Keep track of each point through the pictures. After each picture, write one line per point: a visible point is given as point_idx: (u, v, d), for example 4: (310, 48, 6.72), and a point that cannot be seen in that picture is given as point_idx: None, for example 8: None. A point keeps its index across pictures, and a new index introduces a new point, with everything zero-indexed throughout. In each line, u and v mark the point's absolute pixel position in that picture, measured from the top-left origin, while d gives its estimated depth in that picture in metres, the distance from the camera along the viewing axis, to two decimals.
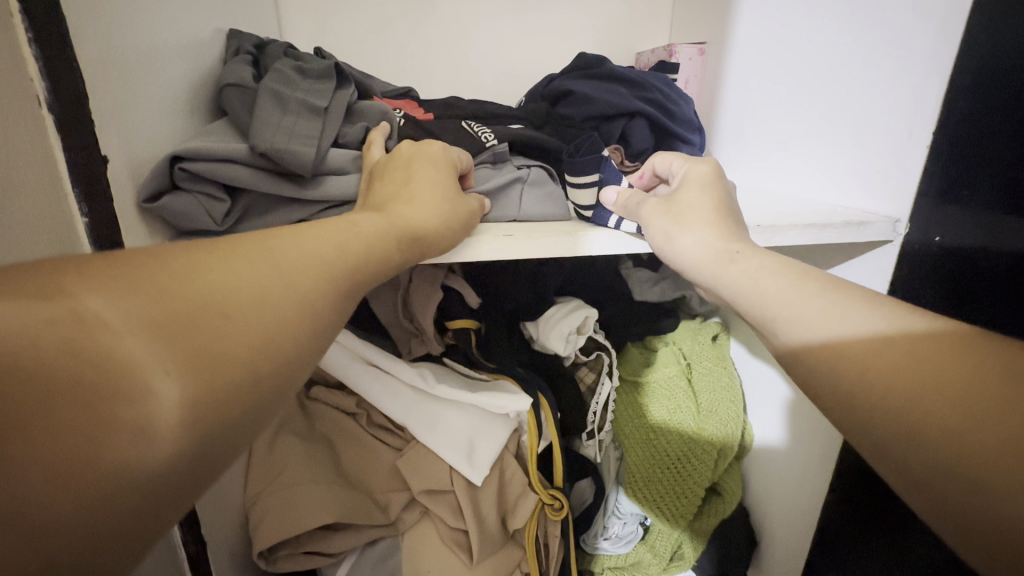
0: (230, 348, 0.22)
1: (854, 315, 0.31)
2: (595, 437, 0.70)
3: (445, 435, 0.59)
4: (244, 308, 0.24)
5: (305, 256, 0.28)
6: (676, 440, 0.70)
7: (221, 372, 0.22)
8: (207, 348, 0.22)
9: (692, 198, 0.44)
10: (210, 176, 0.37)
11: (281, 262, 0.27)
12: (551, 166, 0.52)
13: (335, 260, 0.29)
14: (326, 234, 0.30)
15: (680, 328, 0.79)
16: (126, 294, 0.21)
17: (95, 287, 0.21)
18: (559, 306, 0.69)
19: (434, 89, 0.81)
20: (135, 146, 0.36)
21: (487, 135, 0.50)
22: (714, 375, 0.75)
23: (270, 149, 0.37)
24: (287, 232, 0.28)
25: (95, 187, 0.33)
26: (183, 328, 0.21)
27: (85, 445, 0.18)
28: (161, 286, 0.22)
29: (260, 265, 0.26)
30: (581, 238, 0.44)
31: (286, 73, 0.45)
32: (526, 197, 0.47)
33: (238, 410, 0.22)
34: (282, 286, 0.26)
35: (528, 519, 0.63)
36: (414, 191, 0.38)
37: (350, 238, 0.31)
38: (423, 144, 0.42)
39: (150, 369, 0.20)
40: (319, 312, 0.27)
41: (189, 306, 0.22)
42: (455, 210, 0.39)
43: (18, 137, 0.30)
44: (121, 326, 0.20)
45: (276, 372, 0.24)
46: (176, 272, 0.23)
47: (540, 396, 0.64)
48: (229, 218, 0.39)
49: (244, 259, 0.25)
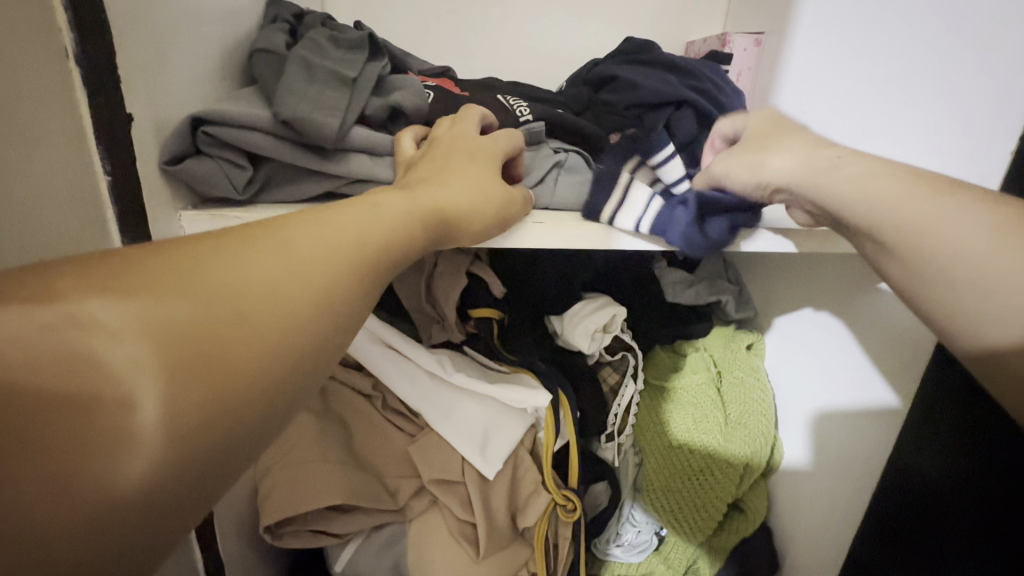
0: (234, 346, 0.22)
1: (984, 224, 0.34)
2: (614, 440, 0.68)
3: (460, 425, 0.58)
4: (247, 291, 0.23)
5: (323, 232, 0.26)
6: (699, 451, 0.67)
7: (238, 384, 0.21)
8: (204, 347, 0.21)
9: (760, 125, 0.46)
10: (229, 141, 0.36)
11: (311, 243, 0.25)
12: (587, 154, 0.50)
13: (363, 236, 0.27)
14: (366, 222, 0.28)
15: (712, 334, 0.75)
16: (116, 291, 0.20)
17: (85, 288, 0.20)
18: (586, 302, 0.67)
19: (471, 70, 0.79)
20: (159, 107, 0.35)
21: (523, 114, 0.47)
22: (748, 389, 0.71)
23: (293, 116, 0.36)
24: (325, 220, 0.27)
25: (122, 147, 0.32)
26: (174, 329, 0.20)
27: (71, 466, 0.18)
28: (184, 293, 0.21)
29: (288, 251, 0.25)
30: (616, 231, 0.41)
31: (318, 42, 0.43)
32: (560, 188, 0.44)
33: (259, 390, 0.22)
34: (311, 272, 0.25)
35: (539, 519, 0.61)
36: (451, 168, 0.35)
37: (392, 224, 0.29)
38: (466, 129, 0.39)
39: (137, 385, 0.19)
40: (340, 296, 0.25)
41: (189, 302, 0.21)
42: (494, 187, 0.36)
43: (40, 86, 0.29)
44: (134, 327, 0.20)
45: (291, 355, 0.23)
46: (173, 262, 0.22)
47: (559, 392, 0.62)
48: (250, 187, 0.38)
49: (282, 250, 0.25)
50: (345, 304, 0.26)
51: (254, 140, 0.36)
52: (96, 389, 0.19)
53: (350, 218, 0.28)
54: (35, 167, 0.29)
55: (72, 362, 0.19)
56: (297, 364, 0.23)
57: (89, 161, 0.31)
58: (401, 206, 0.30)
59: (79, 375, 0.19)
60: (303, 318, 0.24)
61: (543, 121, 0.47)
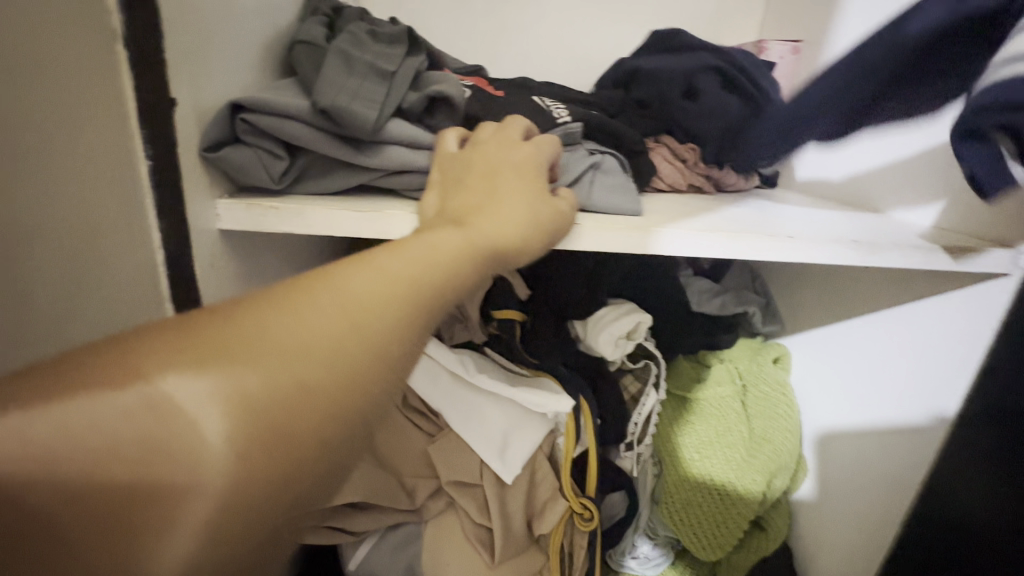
0: (296, 407, 0.23)
1: None
2: (634, 449, 0.66)
3: (479, 427, 0.57)
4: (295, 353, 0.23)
5: (367, 278, 0.26)
6: (721, 465, 0.65)
7: (297, 445, 0.23)
8: (257, 411, 0.22)
9: None
10: (267, 129, 0.35)
11: (367, 290, 0.26)
12: (623, 157, 0.49)
13: (416, 273, 0.27)
14: (421, 262, 0.28)
15: (738, 346, 0.73)
16: (190, 357, 0.22)
17: (160, 362, 0.21)
18: (611, 307, 0.65)
19: (502, 69, 0.78)
20: (200, 93, 0.34)
21: (561, 114, 0.46)
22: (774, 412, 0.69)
23: (332, 106, 0.35)
24: (382, 262, 0.27)
25: (163, 132, 0.32)
26: (229, 400, 0.22)
27: (132, 537, 0.20)
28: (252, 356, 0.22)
29: (348, 304, 0.25)
30: (655, 235, 0.40)
31: (357, 35, 0.43)
32: (597, 188, 0.43)
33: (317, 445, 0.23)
34: (366, 323, 0.25)
35: (556, 526, 0.60)
36: (494, 172, 0.35)
37: (445, 268, 0.28)
38: (506, 132, 0.38)
39: (207, 454, 0.21)
40: (392, 334, 0.25)
41: (246, 366, 0.22)
42: (537, 193, 0.35)
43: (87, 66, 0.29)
44: (206, 394, 0.21)
45: (341, 409, 0.24)
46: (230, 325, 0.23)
47: (581, 399, 0.61)
48: (286, 177, 0.37)
49: (340, 300, 0.25)
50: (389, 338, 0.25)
51: (292, 129, 0.36)
52: (168, 458, 0.21)
53: (406, 258, 0.27)
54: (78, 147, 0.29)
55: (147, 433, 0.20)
56: (346, 416, 0.24)
57: (131, 144, 0.31)
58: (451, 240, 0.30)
59: (152, 449, 0.21)
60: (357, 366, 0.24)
61: (580, 123, 0.46)
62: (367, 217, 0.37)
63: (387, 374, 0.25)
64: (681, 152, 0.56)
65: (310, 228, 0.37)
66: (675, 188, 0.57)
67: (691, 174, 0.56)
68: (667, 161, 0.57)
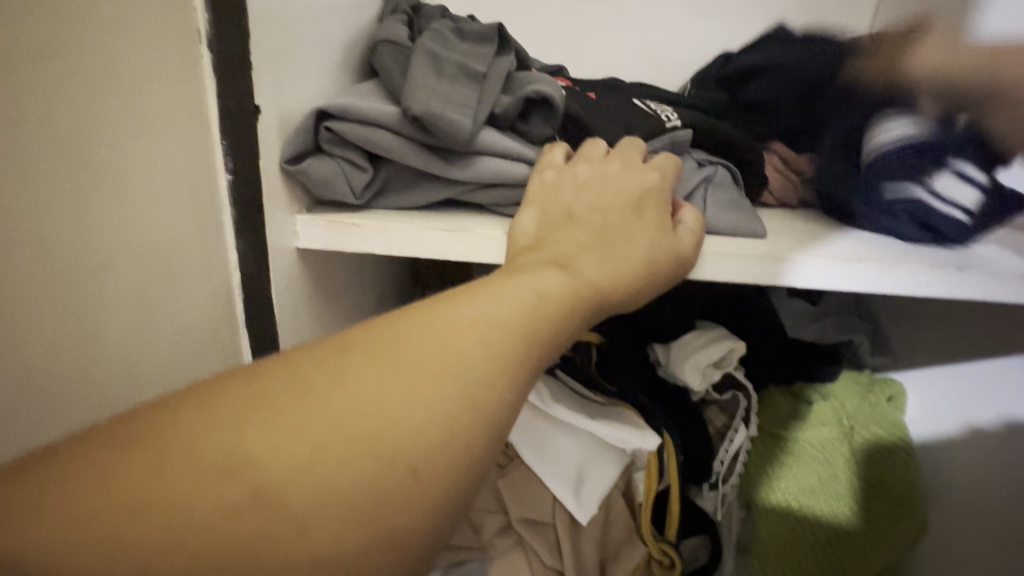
0: (393, 492, 0.20)
1: None
2: (718, 490, 0.59)
3: (553, 460, 0.52)
4: (374, 425, 0.20)
5: (455, 335, 0.23)
6: (825, 520, 0.57)
7: (390, 535, 0.20)
8: (334, 498, 0.19)
9: None
10: (350, 138, 0.32)
11: (466, 343, 0.22)
12: (734, 170, 0.42)
13: (520, 323, 0.24)
14: (527, 310, 0.24)
15: (842, 380, 0.64)
16: (282, 430, 0.19)
17: (251, 436, 0.19)
18: (698, 332, 0.59)
19: (581, 68, 0.73)
20: (284, 97, 0.31)
21: (668, 119, 0.41)
22: (885, 462, 0.60)
23: (423, 112, 0.31)
24: (484, 307, 0.24)
25: (244, 143, 0.29)
26: (306, 485, 0.19)
27: None
28: (344, 430, 0.20)
29: (442, 362, 0.22)
30: (786, 263, 0.34)
31: (444, 34, 0.39)
32: (711, 204, 0.37)
33: (417, 532, 0.20)
34: (468, 387, 0.22)
35: (632, 572, 0.55)
36: (608, 193, 0.31)
37: (555, 313, 0.25)
38: (616, 148, 0.34)
39: (282, 550, 0.18)
40: (498, 397, 0.22)
41: (322, 443, 0.19)
42: (661, 224, 0.30)
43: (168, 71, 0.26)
44: (298, 473, 0.19)
45: (430, 490, 0.21)
46: (303, 391, 0.21)
47: (665, 433, 0.55)
48: (368, 189, 0.34)
49: (438, 359, 0.22)
50: (486, 403, 0.22)
51: (376, 138, 0.32)
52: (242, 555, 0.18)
53: (509, 304, 0.24)
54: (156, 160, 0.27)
55: (217, 530, 0.18)
56: (435, 498, 0.21)
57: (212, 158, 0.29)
58: (562, 280, 0.26)
59: (223, 545, 0.18)
60: (459, 440, 0.21)
61: (690, 129, 0.40)
62: (454, 237, 0.33)
63: (484, 444, 0.22)
64: (794, 160, 0.49)
65: (392, 248, 0.33)
66: (785, 202, 0.50)
67: (805, 184, 0.50)
68: (776, 170, 0.50)
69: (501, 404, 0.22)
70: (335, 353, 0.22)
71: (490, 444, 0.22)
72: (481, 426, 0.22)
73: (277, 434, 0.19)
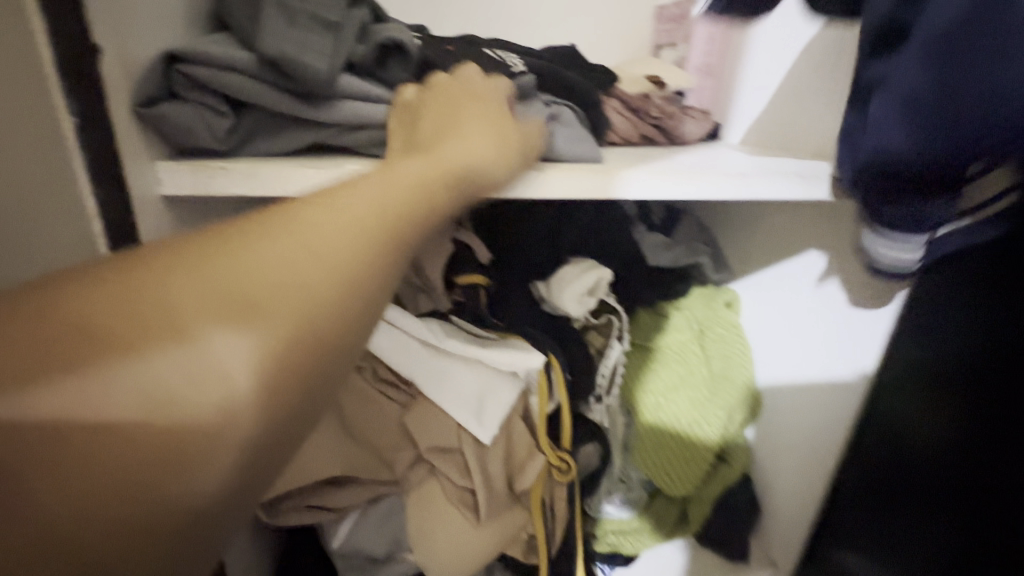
0: (266, 355, 0.21)
1: None
2: (602, 402, 0.67)
3: (453, 391, 0.57)
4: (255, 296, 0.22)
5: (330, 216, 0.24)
6: (685, 409, 0.69)
7: (268, 391, 0.21)
8: (223, 361, 0.20)
9: None
10: (206, 82, 0.33)
11: (327, 219, 0.24)
12: (578, 109, 0.49)
13: (379, 204, 0.26)
14: (385, 192, 0.26)
15: (693, 294, 0.76)
16: (129, 305, 0.20)
17: (94, 313, 0.19)
18: (572, 265, 0.67)
19: (445, 29, 0.76)
20: (129, 42, 0.31)
21: (516, 64, 0.46)
22: (727, 355, 0.73)
23: (277, 53, 0.33)
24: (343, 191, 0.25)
25: (86, 85, 0.28)
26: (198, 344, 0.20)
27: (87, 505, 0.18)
28: (202, 303, 0.21)
29: (304, 234, 0.23)
30: (616, 178, 0.41)
31: None
32: (557, 136, 0.43)
33: (296, 389, 0.22)
34: (333, 257, 0.23)
35: (536, 480, 0.61)
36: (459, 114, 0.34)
37: (415, 195, 0.28)
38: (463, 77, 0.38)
39: (145, 418, 0.19)
40: (367, 266, 0.24)
41: (217, 303, 0.21)
42: (508, 135, 0.35)
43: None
44: (154, 343, 0.20)
45: (316, 345, 0.22)
46: (190, 264, 0.21)
47: (552, 355, 0.61)
48: (231, 137, 0.35)
49: (299, 233, 0.23)
50: (359, 274, 0.24)
51: (232, 81, 0.33)
52: (152, 405, 0.19)
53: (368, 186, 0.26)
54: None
55: (66, 406, 0.18)
56: (310, 358, 0.22)
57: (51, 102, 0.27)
58: (420, 169, 0.29)
59: (136, 397, 0.19)
60: (330, 303, 0.23)
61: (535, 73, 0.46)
62: (325, 175, 0.35)
63: (355, 308, 0.24)
64: (632, 102, 0.57)
65: (266, 189, 0.35)
66: (627, 141, 0.58)
67: (642, 124, 0.58)
68: (618, 113, 0.58)
69: (369, 272, 0.24)
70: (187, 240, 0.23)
71: (368, 311, 0.24)
72: (352, 290, 0.24)
73: (125, 312, 0.20)
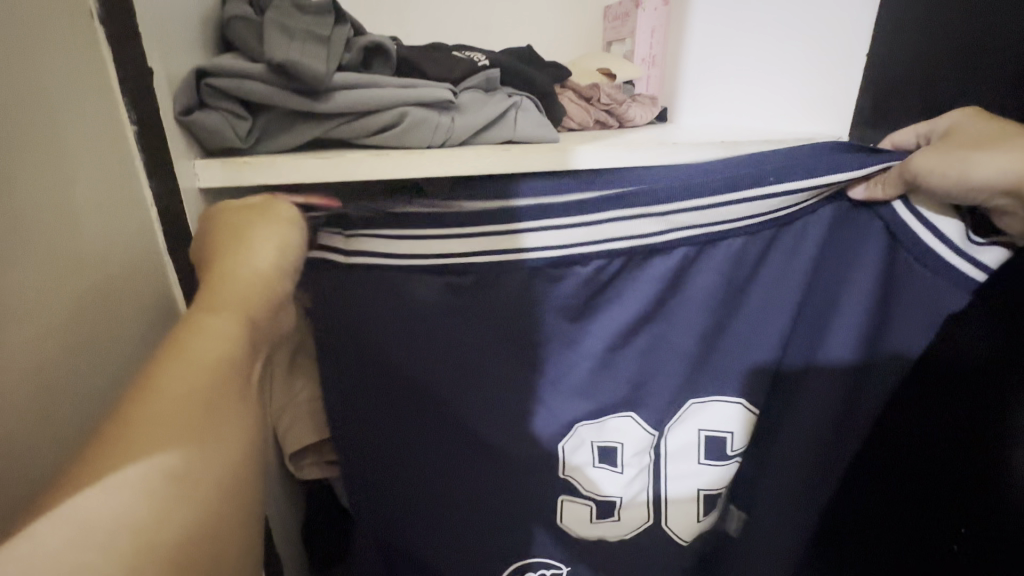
0: (151, 442, 0.24)
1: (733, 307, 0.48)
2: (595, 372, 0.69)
3: None
4: (166, 462, 0.24)
5: (201, 373, 0.27)
6: None
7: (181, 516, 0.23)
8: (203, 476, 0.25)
9: (974, 129, 0.41)
10: (229, 91, 0.40)
11: (165, 412, 0.25)
12: (537, 100, 0.57)
13: (218, 328, 0.29)
14: (196, 358, 0.27)
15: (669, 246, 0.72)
16: (95, 483, 0.22)
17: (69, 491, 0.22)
18: None
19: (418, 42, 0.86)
20: (169, 60, 0.38)
21: (481, 62, 0.54)
22: None
23: (285, 62, 0.40)
24: (185, 365, 0.27)
25: (143, 97, 0.35)
26: (230, 430, 0.27)
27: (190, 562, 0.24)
28: (104, 465, 0.23)
29: (162, 398, 0.25)
30: (571, 152, 0.49)
31: (286, 6, 0.44)
32: (520, 121, 0.51)
33: (214, 468, 0.26)
34: (196, 411, 0.26)
35: None
36: (241, 228, 0.35)
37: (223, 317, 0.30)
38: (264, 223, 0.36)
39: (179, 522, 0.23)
40: (214, 402, 0.27)
41: (117, 451, 0.23)
42: (278, 233, 0.35)
43: (74, 43, 0.32)
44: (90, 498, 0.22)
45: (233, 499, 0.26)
46: (114, 452, 0.23)
47: None
48: (250, 136, 0.42)
49: (187, 377, 0.27)
50: (231, 394, 0.28)
51: (250, 88, 0.41)
52: (100, 536, 0.21)
53: (219, 342, 0.29)
54: (77, 114, 0.32)
55: (57, 534, 0.21)
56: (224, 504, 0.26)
57: (116, 117, 0.34)
58: (237, 296, 0.31)
59: (77, 535, 0.21)
60: (236, 446, 0.27)
61: (497, 68, 0.54)
62: (333, 162, 0.43)
63: (247, 452, 0.28)
64: (583, 92, 0.67)
65: (284, 177, 0.42)
66: (583, 126, 0.66)
67: (593, 109, 0.67)
68: (571, 102, 0.67)
69: (212, 418, 0.26)
70: (127, 455, 0.23)
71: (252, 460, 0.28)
72: (214, 459, 0.26)
73: (100, 470, 0.23)
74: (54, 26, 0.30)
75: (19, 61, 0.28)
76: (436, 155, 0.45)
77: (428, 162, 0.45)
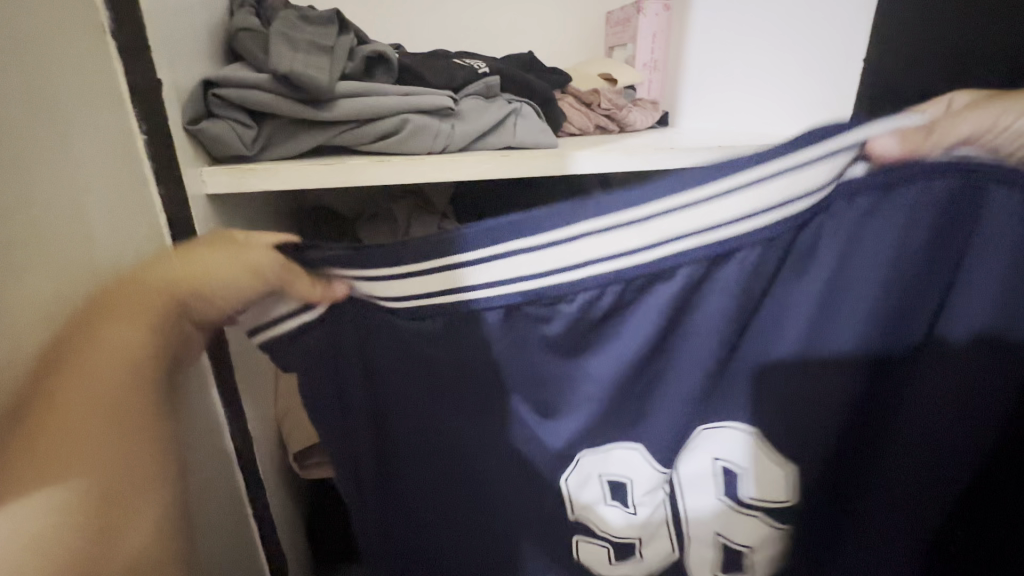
0: (61, 416, 0.29)
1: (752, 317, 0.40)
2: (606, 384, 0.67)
3: None
4: (68, 471, 0.28)
5: (117, 366, 0.31)
6: None
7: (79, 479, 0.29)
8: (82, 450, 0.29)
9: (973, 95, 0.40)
10: (236, 101, 0.42)
11: (92, 380, 0.30)
12: (538, 106, 0.58)
13: (140, 335, 0.32)
14: (136, 350, 0.32)
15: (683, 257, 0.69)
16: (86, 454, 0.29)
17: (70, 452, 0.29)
18: None
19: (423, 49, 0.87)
20: (177, 71, 0.39)
21: (481, 69, 0.55)
22: None
23: (289, 72, 0.41)
24: (130, 329, 0.32)
25: (152, 107, 0.37)
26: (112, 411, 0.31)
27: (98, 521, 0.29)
28: (73, 436, 0.29)
29: (90, 380, 0.30)
30: (569, 157, 0.50)
31: (291, 18, 0.46)
32: (520, 127, 0.52)
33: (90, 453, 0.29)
34: (100, 396, 0.30)
35: None
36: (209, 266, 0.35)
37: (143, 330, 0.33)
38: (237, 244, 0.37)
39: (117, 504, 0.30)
40: (116, 399, 0.31)
41: (79, 429, 0.29)
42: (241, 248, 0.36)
43: (91, 57, 0.33)
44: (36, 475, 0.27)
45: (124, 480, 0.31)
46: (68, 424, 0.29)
47: None
48: (256, 144, 0.43)
49: (103, 360, 0.31)
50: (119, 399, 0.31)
51: (255, 97, 0.42)
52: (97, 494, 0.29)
53: (127, 345, 0.32)
54: (94, 125, 0.33)
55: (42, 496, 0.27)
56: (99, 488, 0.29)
57: (128, 126, 0.36)
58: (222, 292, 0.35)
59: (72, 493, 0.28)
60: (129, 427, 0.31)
61: (497, 75, 0.55)
62: (335, 168, 0.44)
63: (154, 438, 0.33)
64: (584, 97, 0.67)
65: (287, 184, 0.43)
66: (584, 130, 0.67)
67: (593, 114, 0.67)
68: (573, 107, 0.68)
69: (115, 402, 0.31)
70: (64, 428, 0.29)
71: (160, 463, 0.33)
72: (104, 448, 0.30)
73: (66, 444, 0.29)
74: (75, 41, 0.32)
75: (37, 62, 0.29)
76: (436, 162, 0.46)
77: (428, 168, 0.46)
